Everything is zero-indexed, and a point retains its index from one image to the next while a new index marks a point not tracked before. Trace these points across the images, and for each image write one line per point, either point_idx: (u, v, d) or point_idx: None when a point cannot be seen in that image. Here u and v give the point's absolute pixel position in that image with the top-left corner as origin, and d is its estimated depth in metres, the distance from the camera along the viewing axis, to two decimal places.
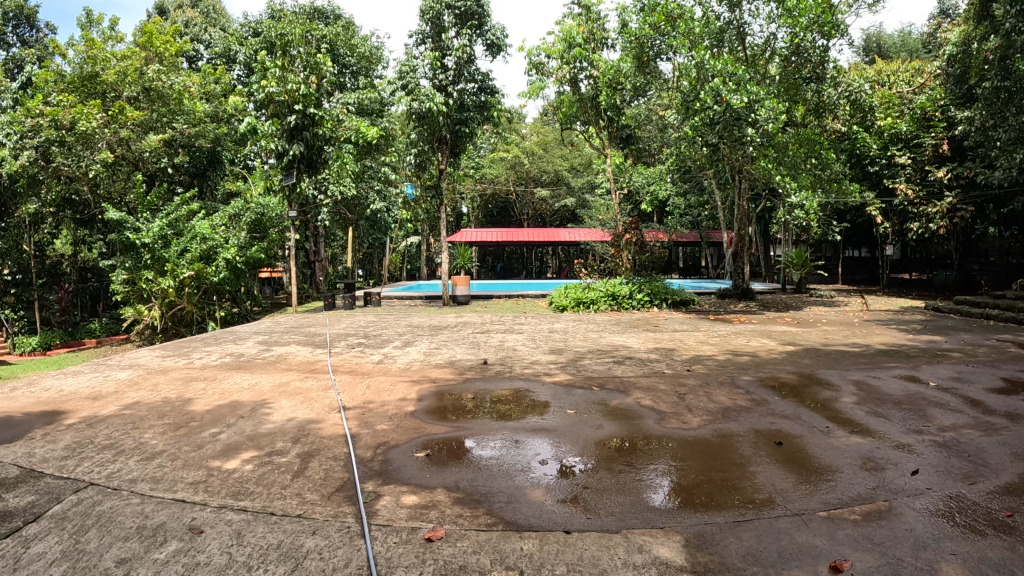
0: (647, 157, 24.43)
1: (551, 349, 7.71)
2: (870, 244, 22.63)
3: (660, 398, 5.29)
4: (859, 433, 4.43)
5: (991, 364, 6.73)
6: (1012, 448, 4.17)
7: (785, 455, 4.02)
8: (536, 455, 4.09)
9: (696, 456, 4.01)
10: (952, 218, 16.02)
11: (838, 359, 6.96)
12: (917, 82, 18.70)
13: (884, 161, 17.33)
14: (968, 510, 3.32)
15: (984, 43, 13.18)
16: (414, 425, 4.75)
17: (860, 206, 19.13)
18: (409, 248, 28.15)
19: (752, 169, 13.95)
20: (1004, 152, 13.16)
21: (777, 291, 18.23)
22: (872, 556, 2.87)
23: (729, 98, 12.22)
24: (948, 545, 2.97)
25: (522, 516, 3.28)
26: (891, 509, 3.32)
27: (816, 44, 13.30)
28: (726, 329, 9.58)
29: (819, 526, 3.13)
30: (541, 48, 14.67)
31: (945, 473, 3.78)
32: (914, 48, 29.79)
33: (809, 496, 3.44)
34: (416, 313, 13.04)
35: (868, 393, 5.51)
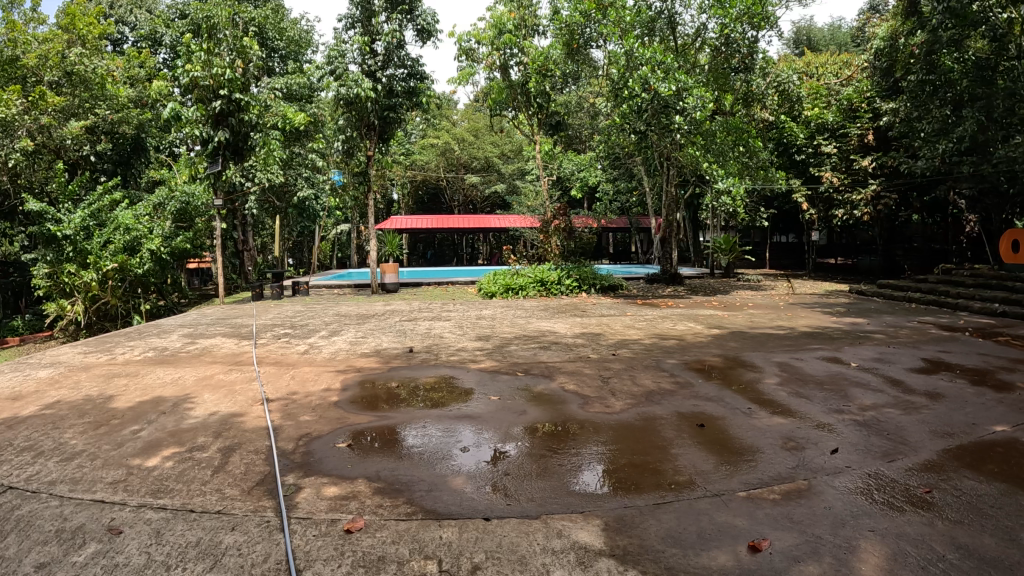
0: (579, 145, 24.54)
1: (478, 336, 7.65)
2: (797, 230, 23.28)
3: (584, 382, 5.29)
4: (782, 414, 4.50)
5: (910, 345, 6.94)
6: (930, 426, 4.29)
7: (706, 437, 4.04)
8: (458, 443, 4.02)
9: (620, 440, 4.00)
10: (876, 205, 16.38)
11: (763, 342, 7.08)
12: (845, 75, 19.32)
13: (811, 150, 17.91)
14: (888, 487, 3.40)
15: (911, 38, 13.69)
16: (337, 415, 4.64)
17: (788, 193, 19.59)
18: (340, 238, 27.64)
19: (680, 157, 14.07)
20: (927, 143, 13.51)
21: (705, 277, 18.51)
22: (791, 534, 2.91)
23: (657, 87, 12.28)
24: (866, 521, 3.03)
25: (443, 504, 3.23)
26: (810, 488, 3.37)
27: (746, 35, 13.63)
28: (653, 314, 9.67)
29: (739, 506, 3.16)
30: (471, 34, 14.49)
31: (864, 452, 3.86)
32: (842, 41, 30.83)
33: (729, 477, 3.46)
34: (344, 302, 12.81)
35: (791, 374, 5.61)
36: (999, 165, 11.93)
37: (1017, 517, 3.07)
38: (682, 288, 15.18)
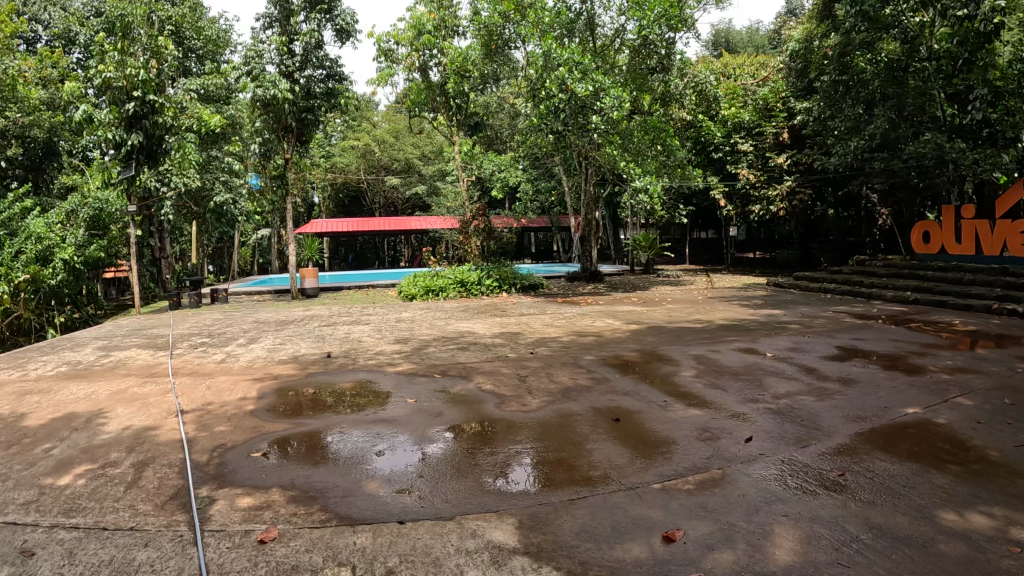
0: (501, 146, 24.56)
1: (397, 339, 7.61)
2: (716, 225, 23.74)
3: (501, 382, 5.31)
4: (698, 406, 4.60)
5: (824, 334, 7.20)
6: (841, 411, 4.46)
7: (622, 431, 4.10)
8: (374, 446, 3.98)
9: (537, 437, 4.03)
10: (791, 201, 16.67)
11: (680, 336, 7.25)
12: (761, 75, 20.03)
13: (727, 148, 18.36)
14: (802, 471, 3.50)
15: (825, 40, 14.23)
16: (253, 425, 4.54)
17: (705, 190, 20.02)
18: (261, 243, 26.89)
19: (598, 156, 14.24)
20: (840, 141, 14.28)
21: (626, 274, 18.67)
22: (705, 523, 2.97)
23: (574, 87, 12.41)
24: (779, 507, 3.11)
25: (357, 510, 3.19)
26: (724, 476, 3.45)
27: (663, 37, 13.96)
28: (573, 312, 9.76)
29: (654, 498, 3.21)
30: (390, 35, 14.34)
31: (778, 439, 3.98)
32: (760, 44, 31.92)
33: (644, 470, 3.52)
34: (265, 309, 12.50)
35: (707, 366, 5.75)
36: (908, 162, 12.69)
37: (926, 496, 3.21)
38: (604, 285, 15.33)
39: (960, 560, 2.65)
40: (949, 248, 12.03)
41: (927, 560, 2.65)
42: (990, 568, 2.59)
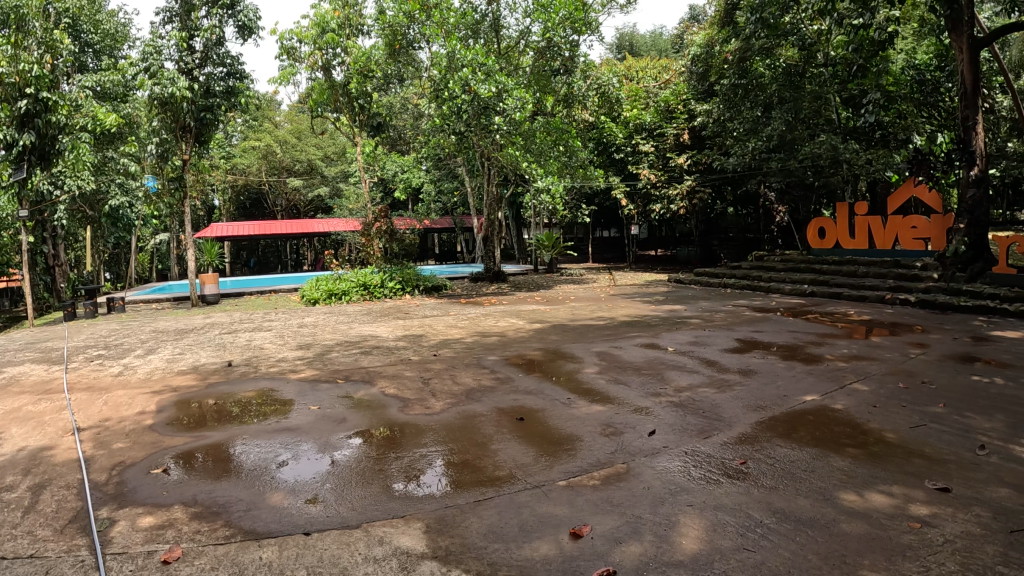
0: (403, 146, 24.35)
1: (300, 345, 7.44)
2: (617, 224, 24.59)
3: (405, 386, 5.26)
4: (601, 401, 4.68)
5: (724, 327, 7.47)
6: (741, 401, 4.62)
7: (526, 430, 4.13)
8: (278, 456, 3.88)
9: (442, 439, 4.01)
10: (692, 200, 17.31)
11: (583, 333, 7.37)
12: (662, 79, 20.73)
13: (629, 149, 18.84)
14: (706, 461, 3.60)
15: (726, 46, 14.86)
16: (153, 440, 4.34)
17: (607, 190, 20.41)
18: (159, 248, 25.66)
19: (500, 157, 14.36)
20: (739, 143, 14.94)
21: (529, 272, 18.79)
22: (612, 518, 3.01)
23: (477, 88, 12.33)
24: (684, 497, 3.19)
25: (261, 523, 3.09)
26: (629, 470, 3.51)
27: (567, 39, 14.18)
28: (477, 312, 9.78)
29: (560, 495, 3.24)
30: (295, 32, 13.99)
31: (680, 431, 4.08)
32: (663, 48, 33.07)
33: (549, 468, 3.55)
34: (163, 317, 11.99)
35: (610, 362, 5.87)
36: (804, 162, 13.54)
37: (825, 478, 3.36)
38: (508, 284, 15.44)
39: (861, 538, 2.79)
40: (842, 243, 12.72)
41: (830, 540, 2.78)
42: (889, 545, 2.74)
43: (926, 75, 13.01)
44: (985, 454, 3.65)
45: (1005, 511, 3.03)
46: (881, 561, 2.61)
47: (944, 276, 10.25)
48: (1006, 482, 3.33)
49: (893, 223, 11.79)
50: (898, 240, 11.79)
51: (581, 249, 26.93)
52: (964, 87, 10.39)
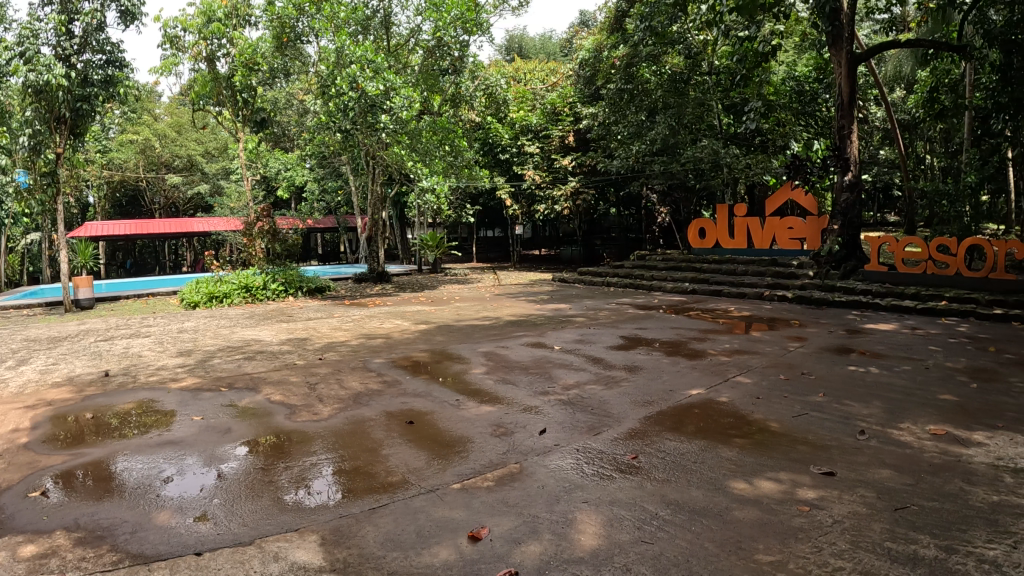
0: (287, 142, 23.68)
1: (181, 352, 7.13)
2: (501, 224, 24.71)
3: (290, 391, 5.12)
4: (490, 402, 4.69)
5: (607, 325, 7.66)
6: (628, 397, 4.72)
7: (416, 433, 4.10)
8: (163, 473, 3.68)
9: (333, 446, 3.92)
10: (576, 201, 17.80)
11: (468, 333, 7.40)
12: (549, 81, 21.18)
13: (514, 150, 19.10)
14: (598, 458, 3.65)
15: (613, 52, 15.33)
16: (27, 460, 4.03)
17: (491, 191, 20.44)
18: (29, 248, 23.92)
19: (385, 156, 13.84)
20: (623, 145, 15.44)
21: (413, 273, 18.35)
22: (509, 518, 3.00)
23: (364, 85, 12.20)
24: (579, 494, 3.22)
25: (149, 545, 2.90)
26: (522, 470, 3.51)
27: (458, 39, 14.35)
28: (363, 314, 9.60)
29: (454, 498, 3.21)
30: (180, 20, 13.37)
31: (571, 429, 4.11)
32: (551, 51, 34.01)
33: (442, 471, 3.52)
34: (31, 325, 11.16)
35: (497, 362, 5.91)
36: (686, 166, 14.18)
37: (716, 468, 3.45)
38: (390, 285, 15.12)
39: (754, 524, 2.89)
40: (722, 243, 13.24)
41: (725, 528, 2.85)
42: (782, 528, 2.84)
43: (805, 86, 14.54)
44: (868, 438, 3.85)
45: (886, 491, 3.20)
46: (775, 544, 2.69)
47: (820, 272, 10.98)
48: (887, 463, 3.52)
49: (770, 224, 12.40)
50: (775, 239, 12.44)
51: (466, 248, 26.76)
52: (841, 98, 11.50)
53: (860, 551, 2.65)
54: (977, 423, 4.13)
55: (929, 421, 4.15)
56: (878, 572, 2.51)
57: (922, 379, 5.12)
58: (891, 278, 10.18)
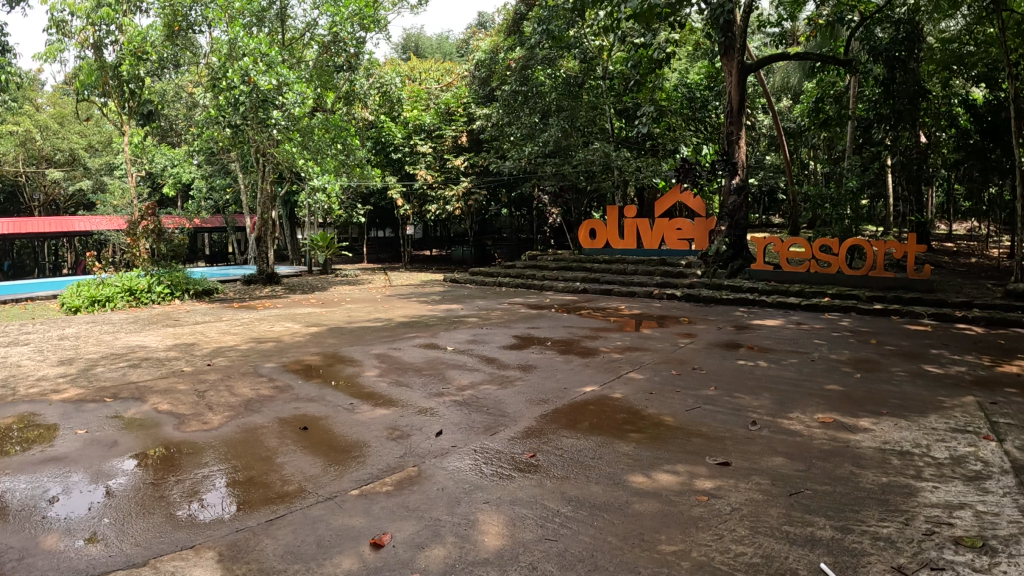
0: (173, 137, 22.62)
1: (58, 361, 6.69)
2: (393, 223, 24.41)
3: (180, 400, 4.90)
4: (384, 405, 4.64)
5: (500, 325, 7.74)
6: (523, 396, 4.76)
7: (311, 439, 4.01)
8: (45, 493, 3.41)
9: (226, 457, 3.77)
10: (466, 201, 18.17)
11: (361, 335, 7.32)
12: (444, 81, 21.41)
13: (407, 149, 18.82)
14: (497, 457, 3.65)
15: (509, 54, 16.23)
16: None
17: (383, 190, 20.20)
18: None
19: (275, 153, 13.57)
20: (515, 146, 16.03)
21: (303, 274, 17.63)
22: (410, 523, 2.96)
23: (257, 79, 11.81)
24: (479, 495, 3.21)
25: (36, 571, 2.65)
26: (420, 473, 3.49)
27: (355, 35, 13.97)
28: (253, 317, 9.27)
29: (353, 506, 3.14)
30: (67, 3, 12.60)
31: (467, 430, 4.11)
32: (447, 52, 34.23)
33: (339, 477, 3.45)
34: None
35: (390, 364, 5.87)
36: (576, 168, 14.85)
37: (614, 463, 3.51)
38: (279, 288, 14.58)
39: (655, 515, 2.95)
40: (613, 243, 13.51)
41: (626, 521, 2.90)
42: (683, 518, 2.91)
43: (696, 93, 15.23)
44: (758, 429, 4.00)
45: (780, 477, 3.33)
46: (678, 535, 2.76)
47: (708, 271, 11.38)
48: (779, 451, 3.67)
49: (659, 225, 12.72)
50: (664, 240, 12.73)
51: (355, 248, 26.00)
52: (731, 105, 12.04)
53: (759, 536, 2.75)
54: (861, 410, 4.37)
55: (816, 410, 4.36)
56: (778, 554, 2.61)
57: (806, 371, 5.39)
58: (777, 275, 10.71)
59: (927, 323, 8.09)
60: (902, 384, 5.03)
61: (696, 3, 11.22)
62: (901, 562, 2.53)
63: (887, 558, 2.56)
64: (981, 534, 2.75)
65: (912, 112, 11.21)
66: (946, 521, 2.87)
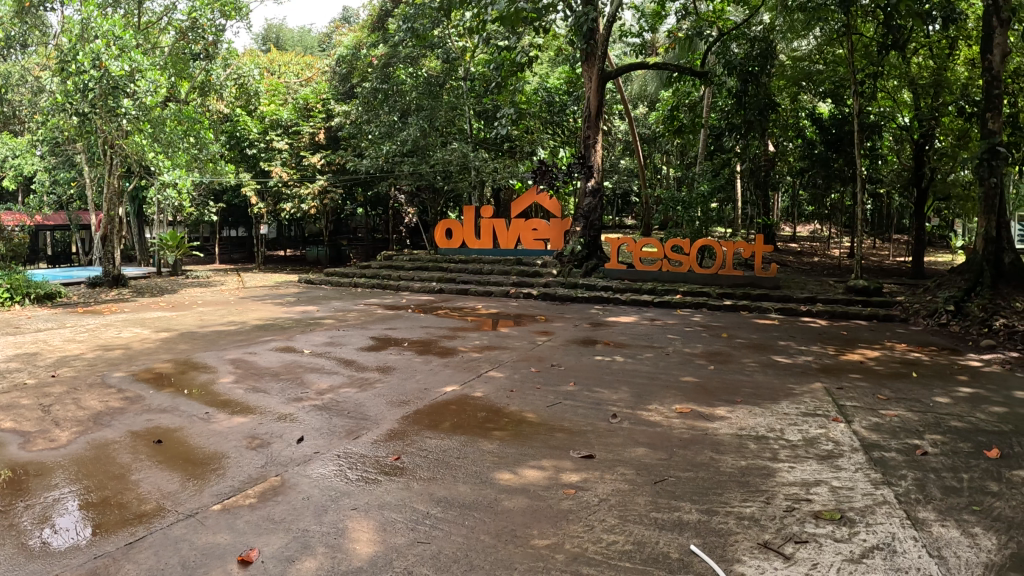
0: (13, 125, 20.70)
1: None
2: (246, 223, 23.48)
3: (17, 417, 4.49)
4: (241, 413, 4.47)
5: (359, 327, 7.65)
6: (384, 398, 4.74)
7: (166, 453, 3.80)
8: None
9: (75, 477, 3.49)
10: (322, 199, 17.65)
11: (215, 340, 7.02)
12: (304, 76, 21.01)
13: (262, 145, 18.18)
14: (361, 462, 3.61)
15: (372, 51, 16.45)
16: None
17: (237, 187, 19.35)
18: None
19: (124, 145, 12.64)
20: (372, 145, 15.86)
21: (152, 277, 16.44)
22: (278, 536, 2.84)
23: (108, 64, 11.02)
24: (347, 502, 3.15)
25: None
26: (284, 482, 3.38)
27: (214, 22, 13.52)
28: (96, 323, 8.66)
29: (216, 522, 2.98)
30: None
31: (328, 434, 4.04)
32: (309, 45, 33.53)
33: (199, 493, 3.28)
34: None
35: (246, 369, 5.66)
36: (434, 168, 15.02)
37: (479, 462, 3.55)
38: (126, 290, 13.73)
39: (525, 511, 3.00)
40: (468, 243, 13.65)
41: (496, 518, 2.93)
42: (553, 512, 2.98)
43: (555, 97, 16.23)
44: (619, 421, 4.17)
45: (643, 466, 3.48)
46: (549, 528, 2.81)
47: (564, 270, 11.78)
48: (640, 441, 3.83)
49: (515, 225, 13.01)
50: (520, 240, 13.05)
51: (206, 248, 24.60)
52: (589, 110, 12.47)
53: (629, 524, 2.85)
54: (715, 399, 4.65)
55: (673, 401, 4.60)
56: (649, 539, 2.72)
57: (661, 364, 5.69)
58: (631, 275, 11.14)
59: (773, 317, 8.73)
60: (752, 373, 5.40)
61: (560, 9, 11.52)
62: (766, 538, 2.72)
63: (753, 535, 2.74)
64: (838, 507, 3.01)
65: (760, 123, 11.95)
66: (804, 497, 3.11)
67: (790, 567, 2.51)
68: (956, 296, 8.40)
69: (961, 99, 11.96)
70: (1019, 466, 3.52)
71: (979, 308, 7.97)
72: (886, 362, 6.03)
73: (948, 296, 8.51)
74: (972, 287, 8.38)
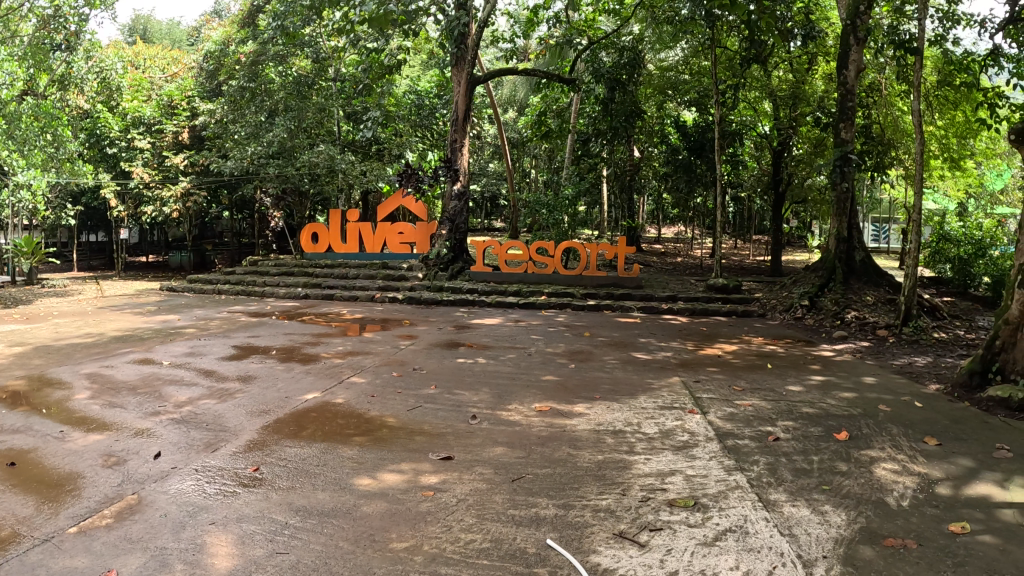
0: None
1: None
2: (105, 226, 22.02)
3: None
4: (97, 430, 4.22)
5: (221, 335, 7.38)
6: (244, 408, 4.60)
7: (18, 476, 3.53)
8: None
9: None
10: (185, 202, 16.78)
11: (68, 354, 6.58)
12: (170, 72, 19.98)
13: (123, 144, 17.16)
14: (219, 475, 3.49)
15: (240, 48, 16.20)
16: None
17: (95, 189, 18.03)
18: None
19: None
20: (237, 146, 15.03)
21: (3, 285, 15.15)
22: (137, 555, 2.70)
23: None
24: (205, 516, 3.04)
25: None
26: (142, 500, 3.23)
27: (78, 11, 12.23)
28: None
29: (72, 545, 2.81)
30: None
31: (187, 448, 3.88)
32: (179, 39, 31.98)
33: (56, 516, 3.07)
34: None
35: (101, 383, 5.34)
36: (300, 171, 14.66)
37: (339, 468, 3.52)
38: None
39: (384, 515, 3.00)
40: (334, 248, 13.37)
41: (356, 524, 2.92)
42: (412, 514, 3.00)
43: (425, 100, 16.09)
44: (479, 422, 4.24)
45: (501, 465, 3.55)
46: (409, 531, 2.83)
47: (429, 275, 11.78)
48: (499, 441, 3.91)
49: (382, 229, 13.04)
50: (385, 244, 13.07)
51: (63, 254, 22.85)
52: (456, 113, 12.50)
53: (488, 522, 2.91)
54: (576, 396, 4.81)
55: (535, 400, 4.72)
56: (507, 536, 2.79)
57: (524, 364, 5.82)
58: (498, 277, 11.30)
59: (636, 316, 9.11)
60: (613, 370, 5.62)
61: (432, 13, 11.53)
62: (623, 528, 2.84)
63: (609, 527, 2.86)
64: (692, 494, 3.20)
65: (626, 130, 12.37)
66: (660, 487, 3.28)
67: (645, 554, 2.63)
68: (810, 291, 9.03)
69: (817, 110, 12.66)
70: (864, 447, 3.87)
71: (832, 302, 8.62)
72: (742, 355, 6.43)
73: (804, 292, 9.13)
74: (825, 282, 9.04)
